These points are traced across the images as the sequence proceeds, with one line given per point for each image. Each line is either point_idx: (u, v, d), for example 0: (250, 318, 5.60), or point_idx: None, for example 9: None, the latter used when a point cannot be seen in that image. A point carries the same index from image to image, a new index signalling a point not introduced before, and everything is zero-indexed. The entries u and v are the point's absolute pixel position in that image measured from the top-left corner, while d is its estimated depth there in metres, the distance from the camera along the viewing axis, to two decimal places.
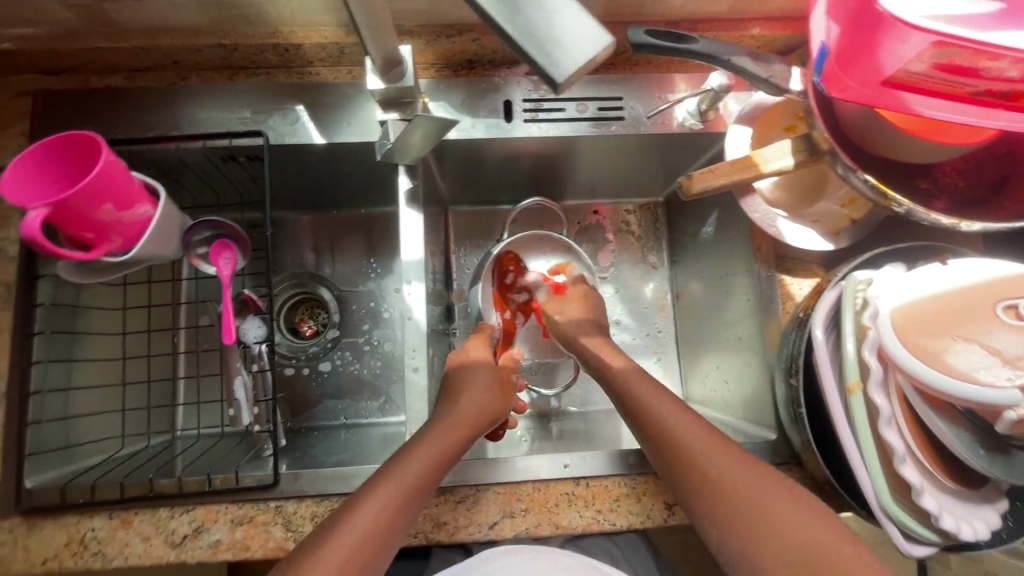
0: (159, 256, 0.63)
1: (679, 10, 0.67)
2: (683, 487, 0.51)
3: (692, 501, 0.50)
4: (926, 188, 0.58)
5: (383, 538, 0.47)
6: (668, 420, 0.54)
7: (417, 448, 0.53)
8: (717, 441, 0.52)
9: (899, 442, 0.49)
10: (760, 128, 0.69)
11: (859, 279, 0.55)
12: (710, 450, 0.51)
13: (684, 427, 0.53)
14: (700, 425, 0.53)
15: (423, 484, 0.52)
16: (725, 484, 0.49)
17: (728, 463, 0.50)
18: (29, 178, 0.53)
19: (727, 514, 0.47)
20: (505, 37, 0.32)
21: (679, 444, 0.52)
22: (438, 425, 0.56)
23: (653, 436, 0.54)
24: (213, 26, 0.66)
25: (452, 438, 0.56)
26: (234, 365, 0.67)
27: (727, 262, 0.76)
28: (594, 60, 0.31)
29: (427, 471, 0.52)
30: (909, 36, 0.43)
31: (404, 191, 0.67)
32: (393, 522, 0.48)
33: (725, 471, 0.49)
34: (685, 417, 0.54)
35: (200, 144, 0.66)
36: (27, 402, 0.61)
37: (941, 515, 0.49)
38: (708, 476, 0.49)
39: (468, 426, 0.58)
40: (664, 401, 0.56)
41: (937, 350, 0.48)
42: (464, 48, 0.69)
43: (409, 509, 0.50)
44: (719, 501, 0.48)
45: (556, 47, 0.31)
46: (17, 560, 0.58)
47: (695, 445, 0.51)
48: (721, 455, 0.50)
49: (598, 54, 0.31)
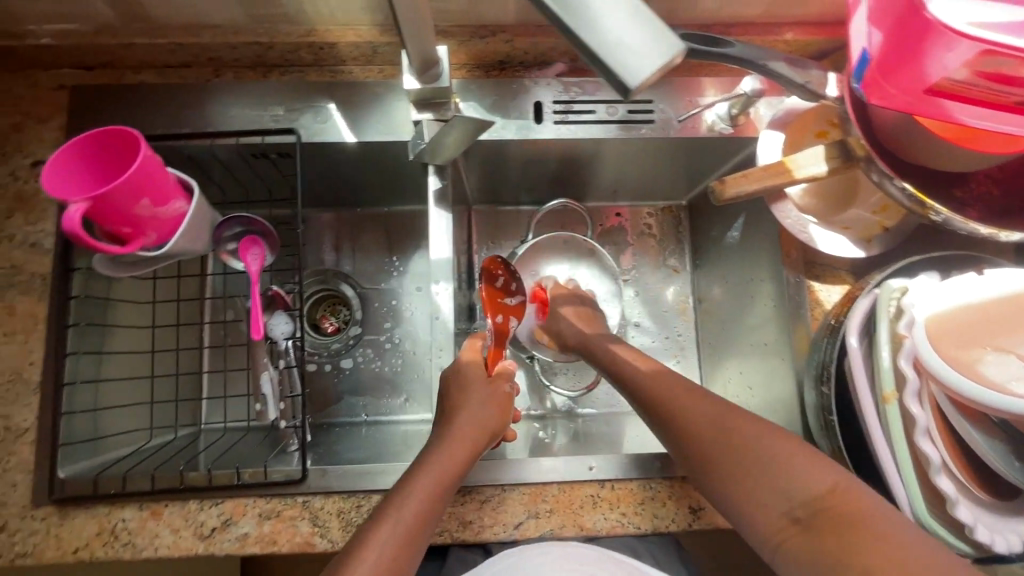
0: (190, 251, 0.64)
1: (712, 14, 0.67)
2: (702, 470, 0.53)
3: (712, 483, 0.52)
4: (959, 197, 0.57)
5: (411, 546, 0.49)
6: (684, 410, 0.56)
7: (429, 464, 0.54)
8: (733, 420, 0.53)
9: (935, 453, 0.48)
10: (792, 134, 0.69)
11: (894, 288, 0.55)
12: (725, 433, 0.53)
13: (700, 416, 0.55)
14: (715, 408, 0.55)
15: (440, 491, 0.53)
16: (739, 469, 0.50)
17: (742, 445, 0.51)
18: (69, 171, 0.54)
19: (743, 490, 0.50)
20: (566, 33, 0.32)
21: (695, 432, 0.54)
22: (445, 441, 0.57)
23: (671, 426, 0.56)
24: (249, 24, 0.67)
25: (463, 451, 0.56)
26: (262, 361, 0.66)
27: (752, 267, 0.75)
28: (665, 66, 0.30)
29: (443, 481, 0.54)
30: (957, 44, 0.43)
31: (433, 190, 0.67)
32: (418, 530, 0.50)
33: (740, 452, 0.51)
34: (700, 404, 0.56)
35: (233, 141, 0.67)
36: (61, 394, 0.62)
37: (976, 526, 0.49)
38: (724, 458, 0.51)
39: (469, 443, 0.57)
40: (682, 392, 0.58)
41: (970, 361, 0.48)
42: (496, 49, 0.69)
43: (432, 514, 0.52)
44: (736, 481, 0.50)
45: (622, 50, 0.31)
46: (50, 548, 0.59)
47: (712, 430, 0.53)
48: (736, 437, 0.52)
49: (669, 59, 0.31)
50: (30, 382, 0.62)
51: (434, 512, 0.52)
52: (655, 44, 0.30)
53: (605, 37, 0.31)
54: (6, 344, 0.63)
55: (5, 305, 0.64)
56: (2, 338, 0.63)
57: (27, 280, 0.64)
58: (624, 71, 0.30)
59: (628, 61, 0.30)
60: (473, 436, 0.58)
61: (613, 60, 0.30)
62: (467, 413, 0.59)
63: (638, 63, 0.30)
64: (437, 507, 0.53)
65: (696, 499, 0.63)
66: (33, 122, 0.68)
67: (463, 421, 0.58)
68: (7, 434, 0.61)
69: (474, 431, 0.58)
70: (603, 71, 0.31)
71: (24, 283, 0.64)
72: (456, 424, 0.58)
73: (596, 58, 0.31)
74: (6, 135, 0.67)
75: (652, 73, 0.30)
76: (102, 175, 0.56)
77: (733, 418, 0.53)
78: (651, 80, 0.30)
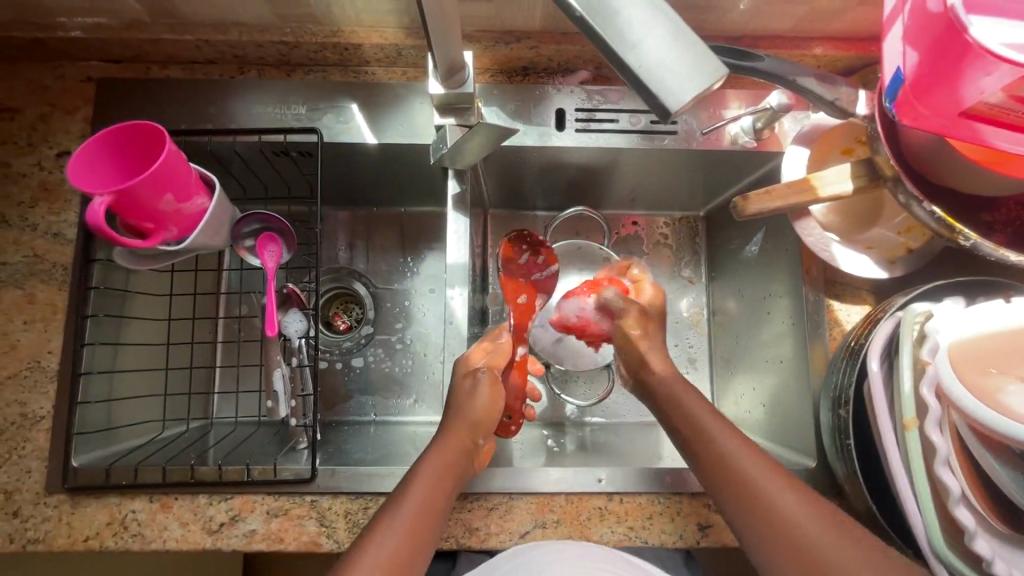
0: (208, 246, 0.64)
1: (740, 26, 0.67)
2: (723, 498, 0.50)
3: (735, 517, 0.49)
4: (989, 221, 0.55)
5: (409, 560, 0.48)
6: (712, 436, 0.52)
7: (417, 478, 0.52)
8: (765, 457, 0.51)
9: (955, 484, 0.47)
10: (817, 149, 0.68)
11: (917, 311, 0.53)
12: (757, 469, 0.49)
13: (733, 446, 0.51)
14: (744, 440, 0.52)
15: (436, 502, 0.51)
16: (774, 507, 0.47)
17: (777, 484, 0.48)
18: (94, 166, 0.54)
19: (776, 530, 0.47)
20: (601, 46, 0.31)
21: (726, 459, 0.50)
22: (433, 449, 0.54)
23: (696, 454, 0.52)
24: (277, 22, 0.67)
25: (452, 458, 0.54)
26: (274, 357, 0.67)
27: (770, 282, 0.74)
28: (706, 92, 0.30)
29: (438, 493, 0.52)
30: (995, 68, 0.42)
31: (452, 194, 0.67)
32: (413, 550, 0.48)
33: (773, 491, 0.48)
34: (728, 432, 0.52)
35: (255, 139, 0.67)
36: (77, 383, 0.62)
37: (993, 559, 0.47)
38: (753, 493, 0.48)
39: (460, 447, 0.54)
40: (707, 414, 0.53)
41: (990, 389, 0.47)
42: (521, 55, 0.69)
43: (430, 526, 0.50)
44: (770, 522, 0.47)
45: (661, 71, 0.30)
46: (61, 536, 0.59)
47: (743, 462, 0.50)
48: (769, 473, 0.49)
49: (711, 86, 0.30)
50: (48, 370, 0.63)
51: (435, 525, 0.51)
52: (696, 69, 0.30)
53: (647, 59, 0.30)
54: (25, 332, 0.64)
55: (26, 293, 0.64)
56: (22, 325, 0.64)
57: (48, 269, 0.65)
58: (666, 95, 0.30)
59: (669, 84, 0.30)
60: (467, 444, 0.55)
61: (653, 82, 0.30)
62: (456, 413, 0.56)
63: (680, 87, 0.30)
64: (433, 524, 0.50)
65: (705, 516, 0.62)
66: (60, 113, 0.69)
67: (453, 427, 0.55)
68: (23, 421, 0.62)
69: (464, 432, 0.55)
70: (642, 94, 0.31)
71: (45, 272, 0.65)
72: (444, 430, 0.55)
73: (637, 82, 0.31)
74: (33, 125, 0.68)
75: (693, 100, 0.30)
76: (125, 169, 0.56)
77: (764, 456, 0.51)
78: (690, 106, 0.30)
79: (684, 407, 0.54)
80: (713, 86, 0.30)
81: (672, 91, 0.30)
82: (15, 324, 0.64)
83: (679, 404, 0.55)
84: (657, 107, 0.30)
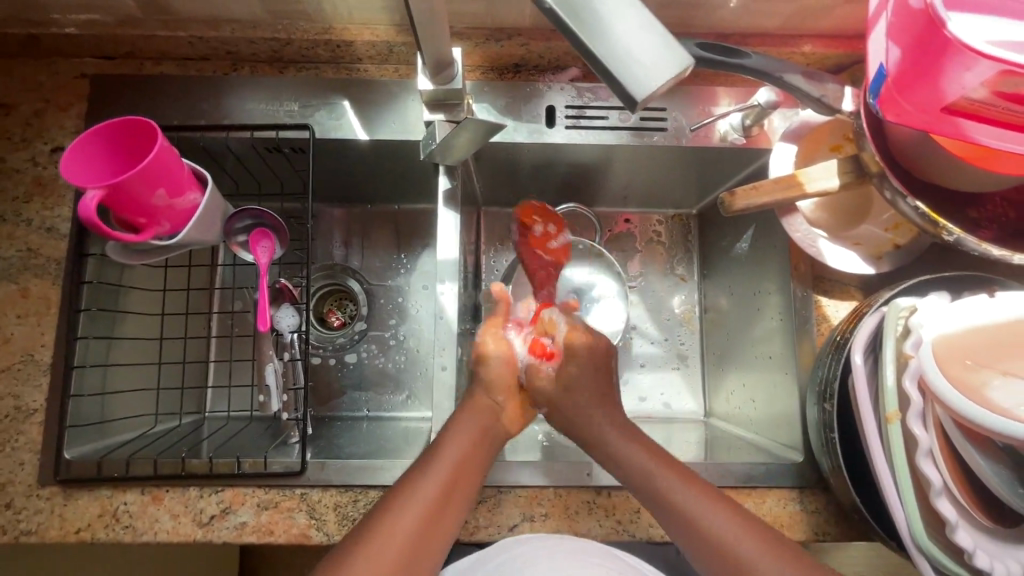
0: (202, 241, 0.65)
1: (729, 23, 0.67)
2: (678, 530, 0.52)
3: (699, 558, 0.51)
4: (976, 217, 0.56)
5: (420, 548, 0.47)
6: (648, 464, 0.56)
7: (440, 458, 0.53)
8: (717, 497, 0.52)
9: (937, 476, 0.48)
10: (805, 146, 0.69)
11: (902, 306, 0.54)
12: (708, 509, 0.51)
13: (678, 485, 0.53)
14: (693, 481, 0.54)
15: (455, 487, 0.52)
16: (733, 552, 0.49)
17: (733, 525, 0.50)
18: (87, 163, 0.55)
19: (731, 567, 0.49)
20: (571, 37, 0.32)
21: (657, 485, 0.54)
22: (456, 426, 0.57)
23: (642, 485, 0.56)
24: (269, 19, 0.67)
25: (474, 440, 0.56)
26: (267, 352, 0.68)
27: (760, 278, 0.75)
28: (674, 80, 0.31)
29: (458, 476, 0.53)
30: (975, 63, 0.42)
31: (442, 191, 0.67)
32: (431, 533, 0.48)
33: (728, 533, 0.49)
34: (670, 470, 0.55)
35: (248, 134, 0.68)
36: (70, 375, 0.63)
37: (975, 551, 0.48)
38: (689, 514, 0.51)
39: (470, 437, 0.56)
40: (640, 452, 0.57)
41: (976, 384, 0.47)
42: (511, 52, 0.70)
43: (450, 507, 0.51)
44: (731, 565, 0.48)
45: (629, 59, 0.31)
46: (53, 527, 0.60)
47: (692, 502, 0.52)
48: (721, 514, 0.51)
49: (679, 75, 0.31)
50: (41, 363, 0.64)
51: (453, 510, 0.51)
52: (665, 56, 0.31)
53: (617, 51, 0.31)
54: (18, 325, 0.64)
55: (19, 287, 0.65)
56: (16, 319, 0.64)
57: (42, 263, 0.66)
58: (634, 82, 0.31)
59: (638, 73, 0.31)
60: (489, 405, 0.61)
61: (620, 70, 0.31)
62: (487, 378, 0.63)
63: (648, 77, 0.30)
64: (452, 507, 0.51)
65: None
66: (55, 109, 0.69)
67: (479, 397, 0.61)
68: (16, 414, 0.62)
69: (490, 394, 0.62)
70: (610, 82, 0.31)
71: (39, 266, 0.66)
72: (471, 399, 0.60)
73: (604, 69, 0.31)
74: (28, 121, 0.69)
75: (660, 87, 0.30)
76: (117, 165, 0.57)
77: (714, 495, 0.52)
78: (658, 92, 0.31)
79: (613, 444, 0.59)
80: (679, 75, 0.31)
81: (641, 78, 0.30)
82: (8, 317, 0.64)
83: (610, 451, 0.59)
84: (625, 98, 0.31)
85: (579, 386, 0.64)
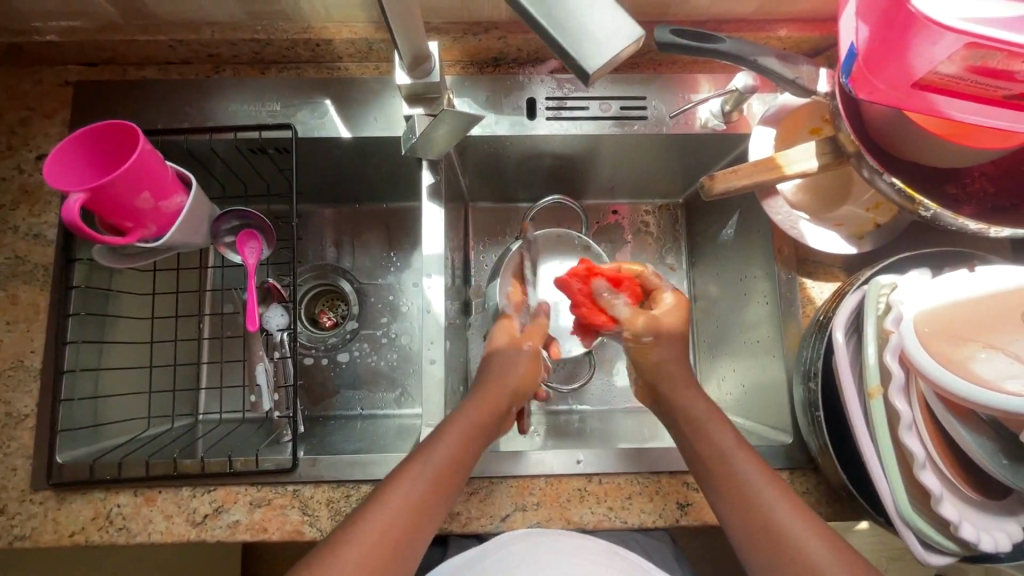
0: (188, 243, 0.65)
1: (704, 10, 0.68)
2: (726, 504, 0.50)
3: (738, 534, 0.49)
4: (953, 193, 0.57)
5: (405, 543, 0.46)
6: (710, 426, 0.55)
7: (427, 457, 0.50)
8: (809, 511, 0.48)
9: (919, 449, 0.48)
10: (785, 130, 0.69)
11: (883, 283, 0.54)
12: (795, 514, 0.47)
13: (736, 454, 0.52)
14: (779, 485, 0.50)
15: (441, 489, 0.50)
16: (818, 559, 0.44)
17: (792, 512, 0.47)
18: (70, 166, 0.55)
19: (765, 532, 0.47)
20: (527, 17, 0.33)
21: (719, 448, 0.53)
22: (450, 428, 0.54)
23: (710, 459, 0.53)
24: (248, 21, 0.68)
25: (467, 441, 0.54)
26: (257, 352, 0.71)
27: (745, 265, 0.75)
28: (623, 53, 0.33)
29: (445, 476, 0.50)
30: (940, 37, 0.42)
31: (426, 186, 0.68)
32: (407, 535, 0.46)
33: (785, 518, 0.47)
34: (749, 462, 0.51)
35: (231, 135, 0.68)
36: (61, 379, 0.63)
37: (961, 523, 0.48)
38: (739, 483, 0.50)
39: (469, 435, 0.54)
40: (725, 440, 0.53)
41: (961, 359, 0.46)
42: (490, 46, 0.70)
43: (431, 509, 0.48)
44: (760, 524, 0.47)
45: (581, 35, 0.32)
46: (47, 531, 0.60)
47: (746, 474, 0.50)
48: (790, 507, 0.48)
49: (630, 47, 0.33)
50: (31, 369, 0.64)
51: (433, 512, 0.49)
52: (616, 32, 0.33)
53: (569, 26, 0.32)
54: (7, 332, 0.64)
55: (8, 294, 0.65)
56: (4, 326, 0.65)
57: (30, 269, 0.66)
58: (583, 55, 0.32)
59: (589, 49, 0.32)
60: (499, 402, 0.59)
61: (573, 44, 0.32)
62: (493, 376, 0.62)
63: (600, 52, 0.32)
64: (433, 511, 0.48)
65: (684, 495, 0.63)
66: (39, 117, 0.70)
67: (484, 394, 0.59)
68: (8, 420, 0.63)
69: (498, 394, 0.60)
70: (563, 57, 0.33)
71: (27, 273, 0.66)
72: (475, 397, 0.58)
73: (558, 45, 0.33)
74: (13, 128, 0.69)
75: (610, 60, 0.32)
76: (100, 169, 0.57)
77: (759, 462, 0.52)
78: (609, 66, 0.33)
79: (695, 420, 0.55)
80: (628, 47, 0.33)
81: (590, 53, 0.32)
82: None
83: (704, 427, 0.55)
84: (579, 72, 0.33)
85: (669, 342, 0.61)
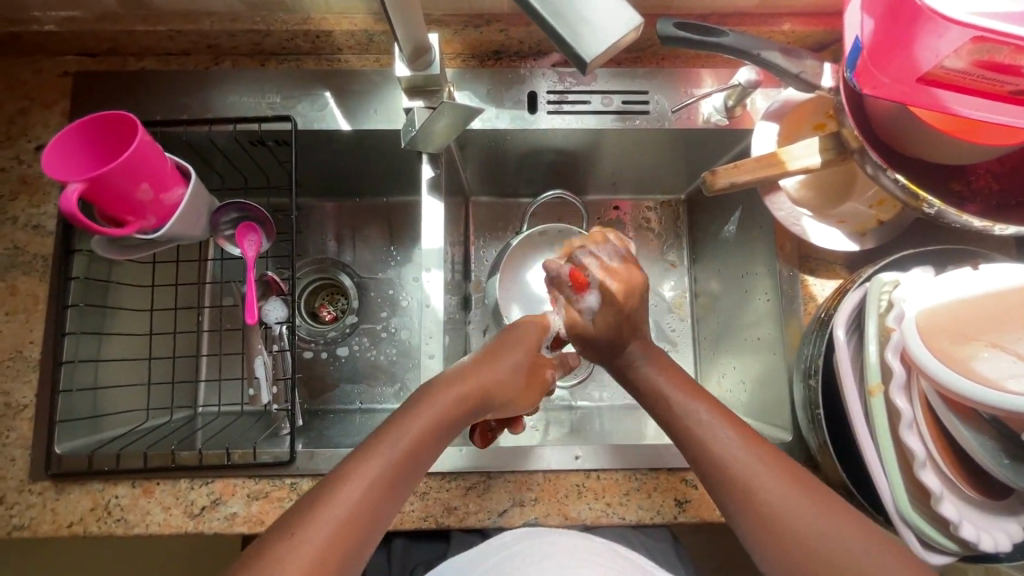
0: (187, 235, 0.65)
1: (708, 4, 0.67)
2: (712, 474, 0.49)
3: (727, 502, 0.48)
4: (959, 190, 0.55)
5: (362, 531, 0.43)
6: (680, 394, 0.54)
7: (393, 439, 0.47)
8: (801, 483, 0.46)
9: (919, 447, 0.48)
10: (787, 127, 0.69)
11: (885, 281, 0.54)
12: (804, 512, 0.45)
13: (715, 422, 0.51)
14: (778, 462, 0.48)
15: (399, 479, 0.46)
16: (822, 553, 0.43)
17: (775, 477, 0.47)
18: (68, 153, 0.55)
19: (746, 499, 0.47)
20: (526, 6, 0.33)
21: (694, 422, 0.52)
22: (416, 411, 0.50)
23: (685, 434, 0.52)
24: (248, 11, 0.67)
25: (436, 427, 0.50)
26: (256, 345, 0.69)
27: (747, 262, 0.74)
28: (621, 41, 0.32)
29: (409, 462, 0.47)
30: (947, 30, 0.42)
31: (426, 179, 0.67)
32: (364, 523, 0.43)
33: (769, 485, 0.46)
34: (739, 433, 0.50)
35: (230, 127, 0.68)
36: (60, 370, 0.63)
37: (961, 523, 0.48)
38: (720, 453, 0.49)
39: (440, 423, 0.50)
40: (714, 416, 0.51)
41: (963, 357, 0.46)
42: (491, 38, 0.70)
43: (379, 510, 0.45)
44: (742, 491, 0.47)
45: (577, 24, 0.32)
46: (45, 522, 0.60)
47: (726, 441, 0.49)
48: (772, 471, 0.47)
49: (628, 34, 0.33)
50: (30, 360, 0.64)
51: (390, 504, 0.46)
52: (613, 19, 0.32)
53: (567, 15, 0.32)
54: (7, 322, 0.65)
55: (8, 284, 0.66)
56: (4, 316, 0.65)
57: (30, 260, 0.66)
58: (581, 46, 0.32)
59: (585, 38, 0.32)
60: (479, 382, 0.53)
61: (570, 33, 0.32)
62: (489, 369, 0.54)
63: (597, 41, 0.32)
64: (386, 506, 0.45)
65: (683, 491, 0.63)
66: (39, 107, 0.70)
67: (460, 382, 0.52)
68: (6, 410, 0.63)
69: (473, 388, 0.52)
70: (561, 46, 0.33)
71: (27, 263, 0.66)
72: (448, 373, 0.53)
73: (555, 32, 0.33)
74: (13, 119, 0.69)
75: (608, 49, 0.32)
76: (98, 158, 0.57)
77: (738, 424, 0.51)
78: (607, 55, 0.32)
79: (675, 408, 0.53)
80: (625, 35, 0.32)
81: (586, 42, 0.32)
82: None
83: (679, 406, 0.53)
84: (576, 59, 0.33)
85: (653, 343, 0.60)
